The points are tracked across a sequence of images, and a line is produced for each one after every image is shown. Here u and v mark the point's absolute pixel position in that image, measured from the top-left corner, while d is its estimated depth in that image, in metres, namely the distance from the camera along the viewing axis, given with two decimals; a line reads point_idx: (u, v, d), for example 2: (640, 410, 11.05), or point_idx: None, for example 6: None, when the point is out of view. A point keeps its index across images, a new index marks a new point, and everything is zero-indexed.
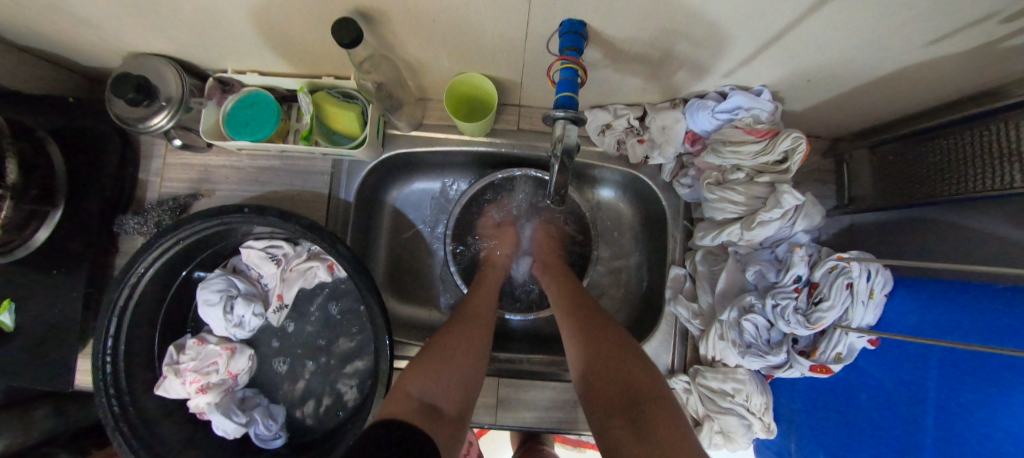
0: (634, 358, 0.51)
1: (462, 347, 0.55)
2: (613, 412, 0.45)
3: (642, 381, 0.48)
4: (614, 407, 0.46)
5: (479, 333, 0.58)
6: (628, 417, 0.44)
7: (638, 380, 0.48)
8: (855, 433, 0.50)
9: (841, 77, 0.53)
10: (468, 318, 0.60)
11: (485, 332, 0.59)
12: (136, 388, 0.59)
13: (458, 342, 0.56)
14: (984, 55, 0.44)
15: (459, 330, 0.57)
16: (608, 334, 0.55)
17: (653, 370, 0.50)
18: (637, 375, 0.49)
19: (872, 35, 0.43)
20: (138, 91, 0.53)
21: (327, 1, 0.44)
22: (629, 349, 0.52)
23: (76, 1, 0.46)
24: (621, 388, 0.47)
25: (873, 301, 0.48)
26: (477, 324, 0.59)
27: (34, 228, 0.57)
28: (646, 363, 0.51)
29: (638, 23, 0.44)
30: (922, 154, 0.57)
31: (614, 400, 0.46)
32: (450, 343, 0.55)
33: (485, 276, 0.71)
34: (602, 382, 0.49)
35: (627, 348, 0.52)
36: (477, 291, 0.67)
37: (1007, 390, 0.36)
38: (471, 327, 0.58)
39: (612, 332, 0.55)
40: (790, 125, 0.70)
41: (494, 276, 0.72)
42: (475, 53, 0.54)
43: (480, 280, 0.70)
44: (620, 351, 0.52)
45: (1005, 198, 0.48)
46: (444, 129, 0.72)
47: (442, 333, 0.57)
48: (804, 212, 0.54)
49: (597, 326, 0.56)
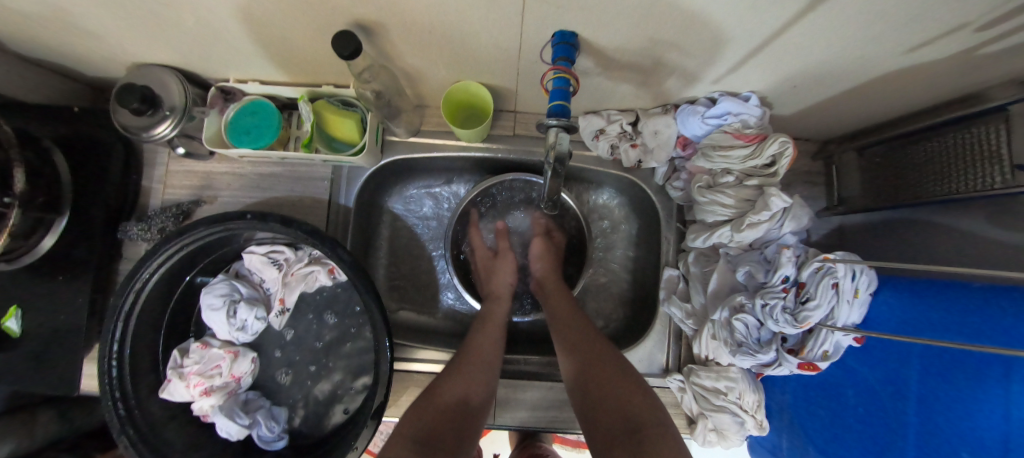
0: (634, 388, 0.52)
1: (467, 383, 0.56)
2: (613, 444, 0.46)
3: (641, 412, 0.49)
4: (614, 440, 0.46)
5: (483, 370, 0.59)
6: (628, 448, 0.45)
7: (637, 411, 0.49)
8: (842, 428, 0.51)
9: (827, 83, 0.54)
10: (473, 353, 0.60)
11: (491, 365, 0.60)
12: (142, 392, 0.60)
13: (465, 381, 0.56)
14: (961, 62, 0.46)
15: (465, 367, 0.58)
16: (606, 363, 0.55)
17: (653, 400, 0.51)
18: (635, 405, 0.49)
19: (853, 43, 0.44)
20: (143, 101, 0.55)
21: (327, 13, 0.45)
22: (628, 379, 0.53)
23: (84, 15, 0.48)
24: (621, 419, 0.48)
25: (858, 300, 0.49)
26: (482, 358, 0.60)
27: (41, 235, 0.59)
28: (644, 392, 0.52)
29: (628, 33, 0.45)
30: (908, 157, 0.59)
31: (614, 433, 0.47)
32: (457, 380, 0.56)
33: (490, 311, 0.69)
34: (603, 414, 0.50)
35: (626, 378, 0.53)
36: (482, 325, 0.66)
37: (987, 381, 0.38)
38: (477, 364, 0.59)
39: (611, 360, 0.56)
40: (779, 128, 0.72)
41: (500, 310, 0.69)
42: (471, 61, 0.56)
43: (484, 316, 0.68)
44: (619, 381, 0.53)
45: (985, 199, 0.49)
46: (442, 135, 0.74)
47: (449, 370, 0.58)
48: (791, 214, 0.56)
49: (596, 353, 0.57)
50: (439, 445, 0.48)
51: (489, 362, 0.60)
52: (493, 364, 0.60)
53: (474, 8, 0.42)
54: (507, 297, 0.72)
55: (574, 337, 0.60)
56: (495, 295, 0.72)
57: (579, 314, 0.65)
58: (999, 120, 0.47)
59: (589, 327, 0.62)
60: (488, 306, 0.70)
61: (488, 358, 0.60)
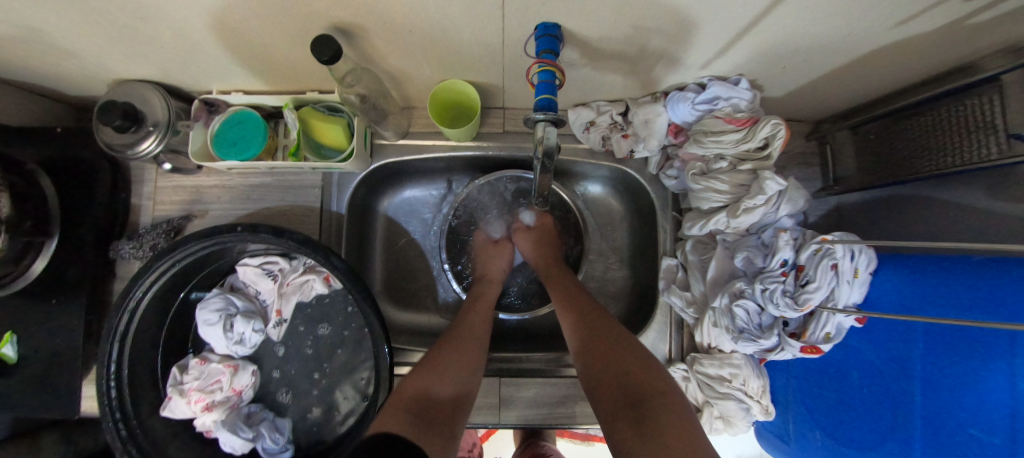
0: (637, 358, 0.52)
1: (456, 368, 0.55)
2: (618, 416, 0.46)
3: (643, 381, 0.49)
4: (618, 411, 0.47)
5: (471, 348, 0.58)
6: (632, 419, 0.45)
7: (639, 380, 0.49)
8: (847, 409, 0.51)
9: (817, 62, 0.53)
10: (461, 333, 0.60)
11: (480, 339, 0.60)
12: (142, 410, 0.60)
13: (456, 356, 0.56)
14: (952, 33, 0.45)
15: (453, 344, 0.58)
16: (608, 335, 0.55)
17: (656, 367, 0.51)
18: (638, 374, 0.49)
19: (840, 20, 0.43)
20: (124, 118, 0.54)
21: (304, 17, 0.45)
22: (630, 349, 0.53)
23: (58, 33, 0.47)
24: (623, 390, 0.48)
25: (858, 280, 0.49)
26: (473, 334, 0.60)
27: (32, 258, 0.59)
28: (647, 361, 0.51)
29: (611, 22, 0.44)
30: (903, 132, 0.58)
31: (617, 404, 0.47)
32: (446, 360, 0.55)
33: (483, 293, 0.69)
34: (607, 386, 0.50)
35: (628, 349, 0.53)
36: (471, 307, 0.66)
37: (990, 360, 0.38)
38: (466, 344, 0.58)
39: (614, 332, 0.55)
40: (771, 110, 0.71)
41: (490, 293, 0.70)
42: (454, 59, 0.55)
43: (475, 298, 0.68)
44: (622, 352, 0.52)
45: (982, 172, 0.49)
46: (430, 136, 0.73)
47: (437, 349, 0.57)
48: (787, 197, 0.56)
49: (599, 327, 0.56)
50: (429, 422, 0.48)
51: (477, 341, 0.60)
52: (482, 341, 0.60)
53: (452, 4, 0.42)
54: (499, 280, 0.73)
55: (577, 312, 0.59)
56: (486, 277, 0.73)
57: (581, 288, 0.64)
58: (992, 90, 0.47)
59: (594, 301, 0.61)
60: (480, 288, 0.70)
61: (478, 337, 0.60)
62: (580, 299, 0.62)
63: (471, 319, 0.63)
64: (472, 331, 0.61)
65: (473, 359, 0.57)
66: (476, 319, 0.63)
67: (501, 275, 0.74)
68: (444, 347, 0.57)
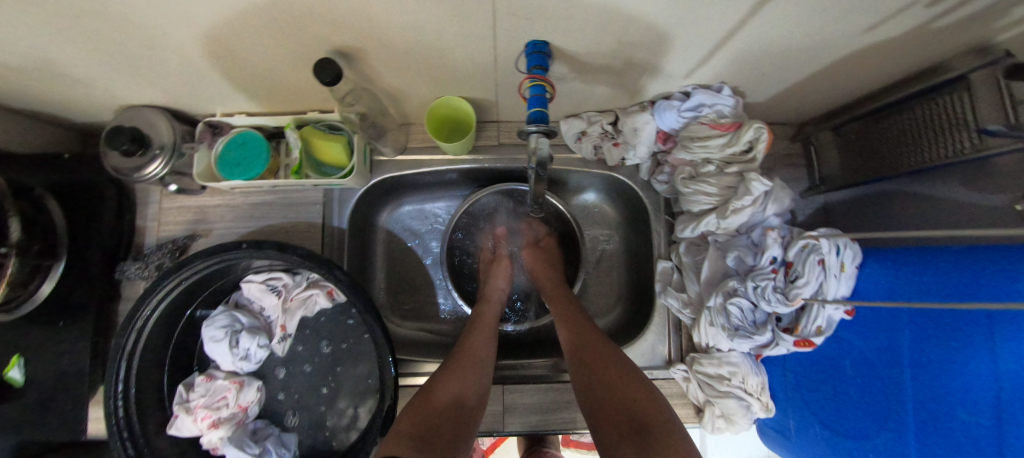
0: (638, 385, 0.53)
1: (464, 377, 0.57)
2: (620, 441, 0.47)
3: (643, 409, 0.50)
4: (620, 437, 0.48)
5: (472, 369, 0.59)
6: (634, 445, 0.46)
7: (640, 409, 0.50)
8: (844, 402, 0.52)
9: (793, 68, 0.56)
10: (464, 352, 0.61)
11: (484, 363, 0.61)
12: (149, 429, 0.60)
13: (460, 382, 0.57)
14: (916, 37, 0.48)
15: (455, 368, 0.58)
16: (610, 362, 0.56)
17: (654, 396, 0.52)
18: (638, 403, 0.51)
19: (812, 29, 0.46)
20: (132, 141, 0.56)
21: (308, 41, 0.47)
22: (631, 378, 0.54)
23: (72, 63, 0.49)
24: (625, 417, 0.49)
25: (845, 274, 0.51)
26: (475, 357, 0.61)
27: (39, 282, 0.60)
28: (648, 389, 0.53)
29: (598, 36, 0.47)
30: (880, 132, 0.61)
31: (618, 431, 0.48)
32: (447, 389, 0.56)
33: (481, 314, 0.69)
34: (609, 412, 0.51)
35: (629, 377, 0.54)
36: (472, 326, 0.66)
37: (972, 342, 0.39)
38: (467, 367, 0.59)
39: (618, 358, 0.57)
40: (755, 115, 0.74)
41: (491, 312, 0.69)
42: (450, 77, 0.58)
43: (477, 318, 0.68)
44: (624, 379, 0.54)
45: (956, 165, 0.51)
46: (428, 151, 0.75)
47: (441, 371, 0.59)
48: (772, 196, 0.58)
49: (603, 355, 0.57)
50: (435, 445, 0.49)
51: (477, 364, 0.60)
52: (485, 362, 0.61)
53: (447, 25, 0.44)
54: (498, 299, 0.72)
55: (579, 336, 0.61)
56: (485, 297, 0.72)
57: (583, 311, 0.66)
58: (961, 88, 0.49)
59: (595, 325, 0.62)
60: (481, 308, 0.70)
61: (480, 358, 0.60)
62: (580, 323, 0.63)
63: (472, 341, 0.63)
64: (474, 353, 0.61)
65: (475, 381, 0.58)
66: (477, 341, 0.63)
67: (501, 293, 0.74)
68: (451, 367, 0.59)
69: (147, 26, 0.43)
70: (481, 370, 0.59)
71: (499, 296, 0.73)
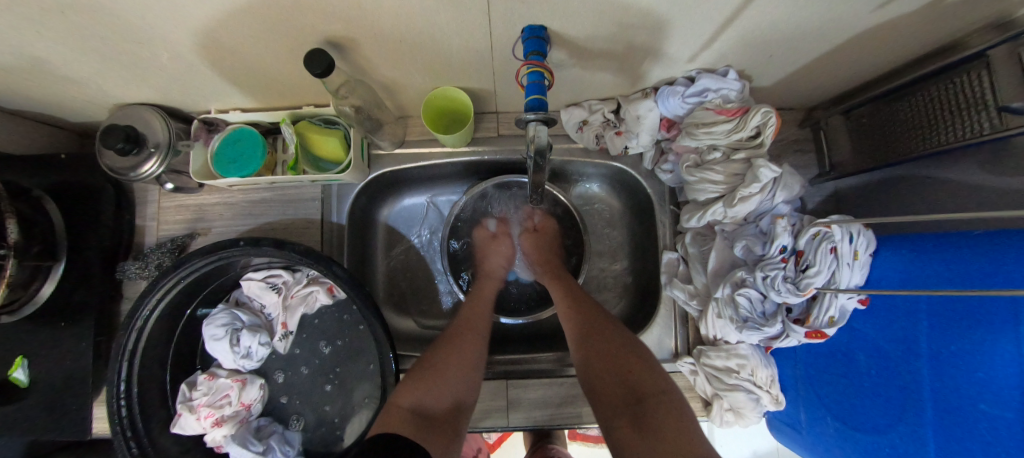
0: (637, 358, 0.53)
1: (451, 374, 0.55)
2: (616, 414, 0.48)
3: (642, 381, 0.50)
4: (616, 410, 0.48)
5: (467, 346, 0.58)
6: (631, 419, 0.47)
7: (638, 381, 0.50)
8: (859, 395, 0.50)
9: (803, 49, 0.54)
10: (460, 330, 0.61)
11: (481, 334, 0.61)
12: (153, 428, 0.60)
13: (457, 356, 0.57)
14: (934, 12, 0.45)
15: (451, 343, 0.58)
16: (610, 336, 0.56)
17: (654, 367, 0.52)
18: (638, 375, 0.51)
19: (822, 6, 0.44)
20: (127, 141, 0.55)
21: (296, 33, 0.46)
22: (630, 351, 0.54)
23: (60, 61, 0.48)
24: (623, 390, 0.50)
25: (858, 262, 0.49)
26: (473, 330, 0.61)
27: (40, 283, 0.60)
28: (646, 361, 0.53)
29: (597, 20, 0.45)
30: (893, 114, 0.58)
31: (615, 403, 0.49)
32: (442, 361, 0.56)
33: (481, 288, 0.70)
34: (606, 386, 0.51)
35: (628, 350, 0.54)
36: (471, 301, 0.67)
37: (997, 331, 0.37)
38: (463, 340, 0.59)
39: (619, 333, 0.56)
40: (762, 100, 0.72)
41: (490, 287, 0.71)
42: (445, 66, 0.56)
43: (475, 293, 0.69)
44: (624, 353, 0.53)
45: (976, 148, 0.49)
46: (427, 144, 0.74)
47: (432, 349, 0.58)
48: (782, 183, 0.56)
49: (603, 330, 0.57)
50: (434, 426, 0.50)
51: (471, 339, 0.59)
52: (481, 336, 0.61)
53: (439, 12, 0.42)
54: (499, 276, 0.74)
55: (580, 313, 0.60)
56: (484, 272, 0.74)
57: (584, 290, 0.65)
58: (979, 66, 0.47)
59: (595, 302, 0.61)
60: (480, 284, 0.71)
61: (476, 332, 0.61)
62: (583, 300, 0.62)
63: (468, 317, 0.63)
64: (472, 327, 0.61)
65: (471, 360, 0.57)
66: (474, 317, 0.63)
67: (501, 270, 0.75)
68: (443, 346, 0.58)
69: (131, 21, 0.41)
70: (478, 345, 0.59)
71: (499, 273, 0.75)
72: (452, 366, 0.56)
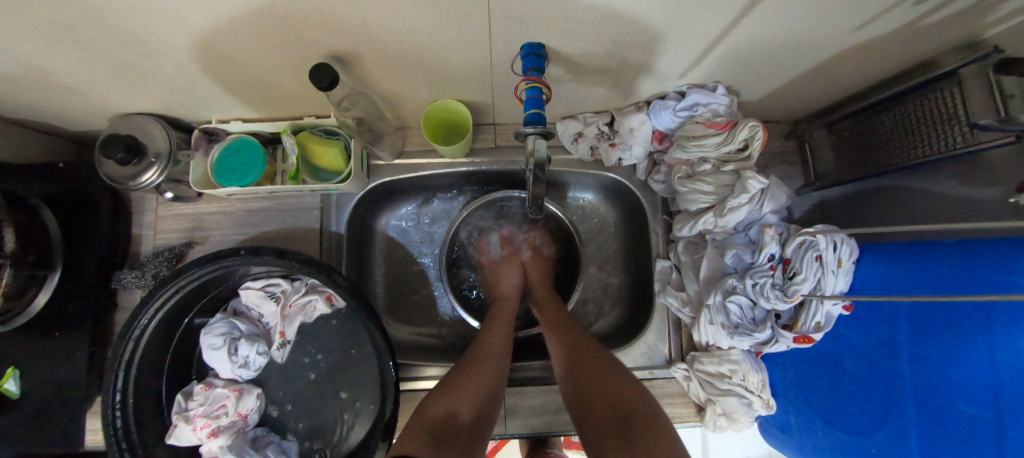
0: (626, 383, 0.54)
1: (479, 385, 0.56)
2: (605, 434, 0.48)
3: (631, 403, 0.51)
4: (605, 431, 0.49)
5: (493, 365, 0.60)
6: (619, 437, 0.47)
7: (626, 402, 0.51)
8: (844, 398, 0.52)
9: (787, 67, 0.57)
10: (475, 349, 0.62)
11: (504, 356, 0.62)
12: (147, 439, 0.60)
13: (482, 370, 0.58)
14: (906, 33, 0.48)
15: (466, 361, 0.60)
16: (597, 359, 0.58)
17: (642, 392, 0.53)
18: (625, 397, 0.52)
19: (805, 27, 0.47)
20: (127, 151, 0.55)
21: (302, 47, 0.47)
22: (619, 373, 0.55)
23: (65, 73, 0.49)
24: (611, 412, 0.50)
25: (842, 269, 0.51)
26: (495, 350, 0.62)
27: (34, 292, 0.59)
28: (634, 386, 0.54)
29: (592, 38, 0.47)
30: (872, 128, 0.61)
31: (605, 425, 0.49)
32: (463, 376, 0.57)
33: (500, 310, 0.71)
34: (597, 408, 0.52)
35: (615, 374, 0.55)
36: (490, 323, 0.68)
37: (968, 333, 0.40)
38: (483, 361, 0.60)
39: (609, 358, 0.58)
40: (749, 114, 0.74)
41: (508, 309, 0.72)
42: (445, 80, 0.58)
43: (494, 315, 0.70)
44: (612, 377, 0.55)
45: (951, 160, 0.51)
46: (424, 155, 0.75)
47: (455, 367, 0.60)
48: (769, 194, 0.58)
49: (590, 354, 0.58)
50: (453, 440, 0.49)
51: (496, 356, 0.61)
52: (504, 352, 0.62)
53: (440, 29, 0.44)
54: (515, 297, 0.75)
55: (568, 338, 0.62)
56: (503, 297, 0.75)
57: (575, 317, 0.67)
58: (951, 83, 0.49)
59: (583, 331, 0.64)
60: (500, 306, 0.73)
61: (501, 349, 0.62)
62: (572, 326, 0.65)
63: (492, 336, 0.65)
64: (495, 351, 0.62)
65: (496, 371, 0.59)
66: (494, 340, 0.64)
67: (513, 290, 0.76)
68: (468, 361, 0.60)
69: (139, 34, 0.42)
70: (496, 370, 0.59)
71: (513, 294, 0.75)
72: (474, 378, 0.57)
